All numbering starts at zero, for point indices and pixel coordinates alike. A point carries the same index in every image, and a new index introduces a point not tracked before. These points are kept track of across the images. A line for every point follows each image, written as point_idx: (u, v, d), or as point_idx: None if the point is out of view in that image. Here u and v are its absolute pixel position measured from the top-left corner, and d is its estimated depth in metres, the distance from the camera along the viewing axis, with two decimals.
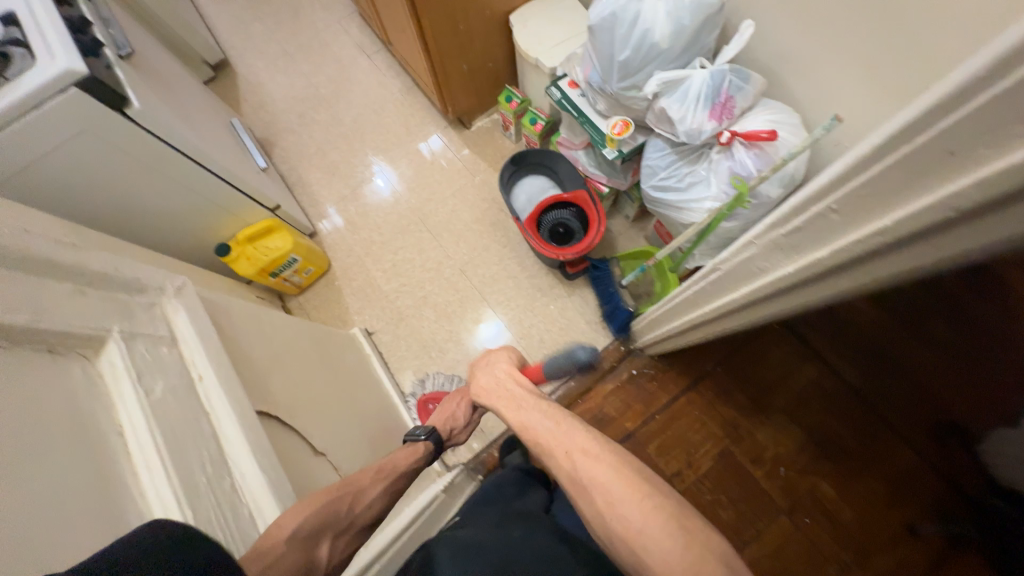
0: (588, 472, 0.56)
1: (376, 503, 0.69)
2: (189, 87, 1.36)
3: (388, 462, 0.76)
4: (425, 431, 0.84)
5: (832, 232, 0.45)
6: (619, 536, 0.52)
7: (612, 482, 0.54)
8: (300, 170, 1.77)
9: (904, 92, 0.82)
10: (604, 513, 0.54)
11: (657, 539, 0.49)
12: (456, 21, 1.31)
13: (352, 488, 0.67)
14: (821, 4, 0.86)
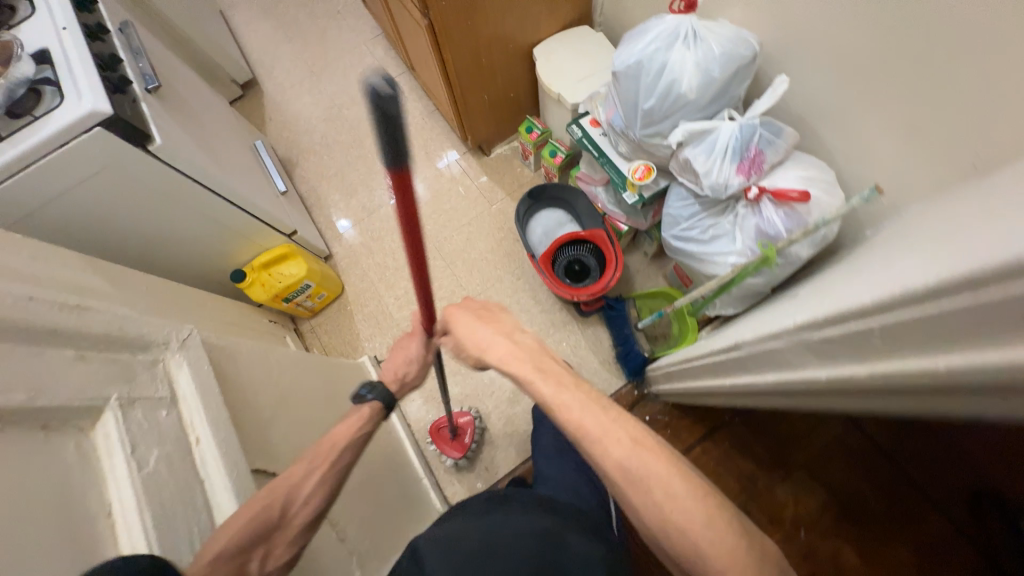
0: (643, 464, 0.58)
1: (314, 499, 0.64)
2: (214, 113, 1.38)
3: (326, 441, 0.68)
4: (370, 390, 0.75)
5: (872, 353, 0.42)
6: (678, 532, 0.55)
7: (671, 481, 0.57)
8: (319, 191, 1.78)
9: (950, 156, 0.76)
10: (665, 508, 0.56)
11: (710, 542, 0.54)
12: (480, 55, 1.30)
13: (283, 489, 0.61)
14: (863, 58, 0.81)
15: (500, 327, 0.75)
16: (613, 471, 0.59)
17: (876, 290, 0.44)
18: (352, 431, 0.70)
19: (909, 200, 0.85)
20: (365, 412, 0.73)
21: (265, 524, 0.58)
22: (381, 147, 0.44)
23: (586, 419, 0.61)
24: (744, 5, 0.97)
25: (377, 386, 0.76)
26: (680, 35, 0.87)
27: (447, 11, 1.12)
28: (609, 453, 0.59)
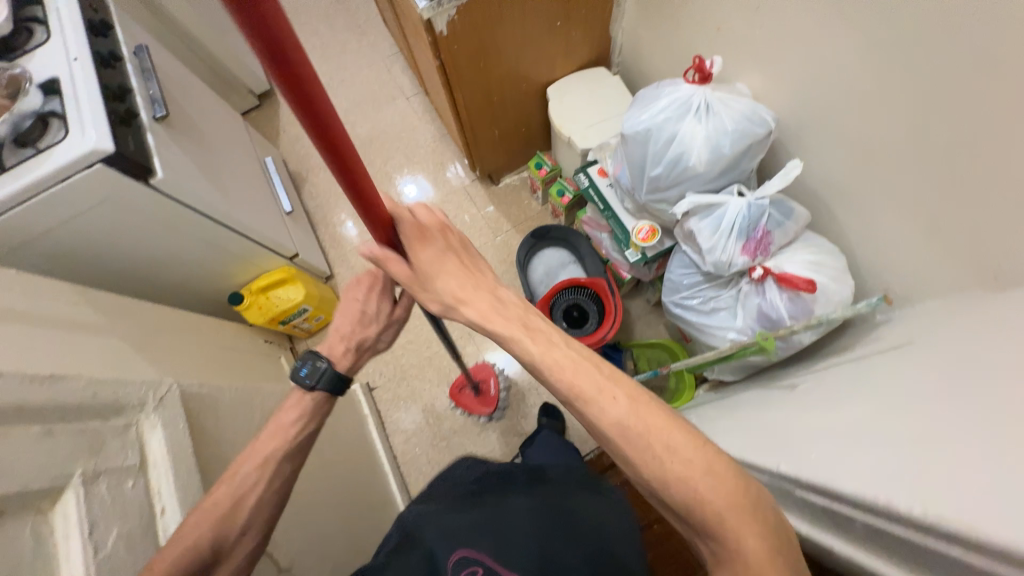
0: (642, 419, 0.54)
1: (252, 524, 0.63)
2: (223, 133, 1.38)
3: (253, 459, 0.65)
4: (313, 377, 0.71)
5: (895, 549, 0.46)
6: (685, 489, 0.51)
7: (670, 432, 0.53)
8: (326, 209, 1.78)
9: (970, 261, 0.70)
10: (666, 462, 0.52)
11: (719, 497, 0.50)
12: (491, 94, 1.27)
13: (215, 517, 0.60)
14: (882, 146, 0.77)
15: (477, 276, 0.63)
16: (605, 428, 0.55)
17: (849, 469, 0.52)
18: (288, 435, 0.68)
19: (924, 297, 0.79)
20: (306, 407, 0.71)
21: (203, 552, 0.58)
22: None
23: (574, 371, 0.57)
24: (763, 72, 0.92)
25: (317, 368, 0.71)
26: (693, 107, 0.85)
27: (458, 53, 1.10)
28: (599, 410, 0.55)
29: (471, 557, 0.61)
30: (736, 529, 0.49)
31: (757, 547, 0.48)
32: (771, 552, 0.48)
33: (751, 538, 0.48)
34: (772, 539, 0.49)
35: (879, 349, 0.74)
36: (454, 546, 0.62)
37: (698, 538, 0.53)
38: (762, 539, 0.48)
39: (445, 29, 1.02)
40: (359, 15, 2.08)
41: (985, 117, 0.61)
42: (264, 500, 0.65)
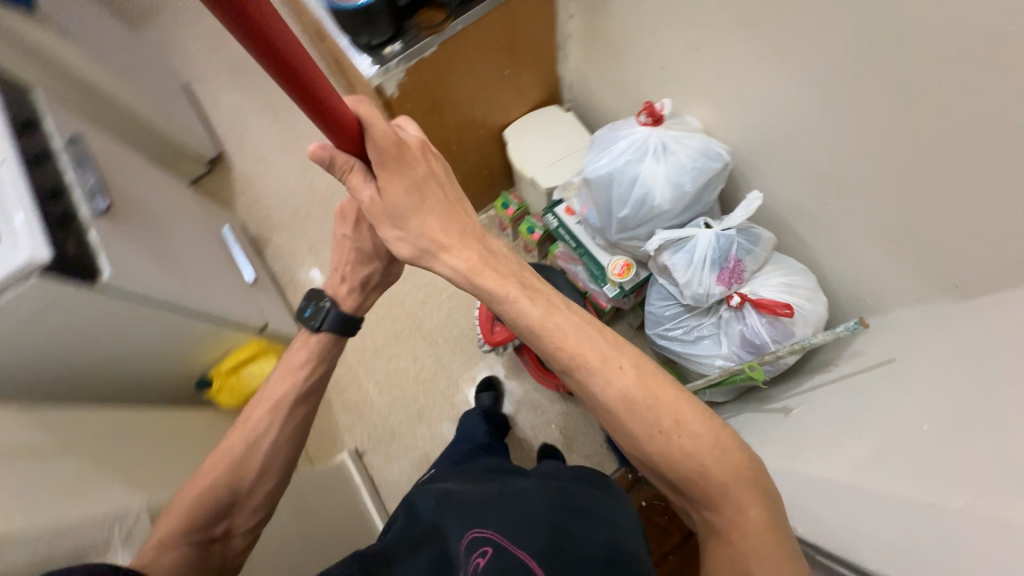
0: (647, 389, 0.61)
1: (268, 463, 0.73)
2: (171, 211, 1.31)
3: (267, 404, 0.76)
4: (319, 320, 0.80)
5: None
6: (689, 455, 0.58)
7: (675, 408, 0.60)
8: (293, 270, 1.71)
9: (931, 275, 0.73)
10: (673, 438, 0.58)
11: (720, 467, 0.57)
12: (449, 142, 1.27)
13: (225, 471, 0.70)
14: (833, 169, 0.80)
15: (459, 224, 0.68)
16: (596, 387, 0.62)
17: (848, 534, 0.53)
18: (299, 380, 0.78)
19: (895, 310, 0.82)
20: (315, 349, 0.80)
21: (217, 501, 0.69)
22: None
23: (573, 337, 0.63)
24: (712, 106, 0.95)
25: (322, 313, 0.80)
26: (650, 148, 0.87)
27: (412, 111, 1.09)
28: (595, 371, 0.61)
29: (484, 537, 0.65)
30: (733, 501, 0.56)
31: (756, 517, 0.56)
32: (766, 518, 0.56)
33: (752, 507, 0.56)
34: (770, 511, 0.56)
35: (864, 367, 0.75)
36: (470, 531, 0.67)
37: (694, 505, 0.60)
38: (758, 506, 0.56)
39: (396, 91, 1.01)
40: None
41: (930, 146, 0.64)
42: (279, 441, 0.75)
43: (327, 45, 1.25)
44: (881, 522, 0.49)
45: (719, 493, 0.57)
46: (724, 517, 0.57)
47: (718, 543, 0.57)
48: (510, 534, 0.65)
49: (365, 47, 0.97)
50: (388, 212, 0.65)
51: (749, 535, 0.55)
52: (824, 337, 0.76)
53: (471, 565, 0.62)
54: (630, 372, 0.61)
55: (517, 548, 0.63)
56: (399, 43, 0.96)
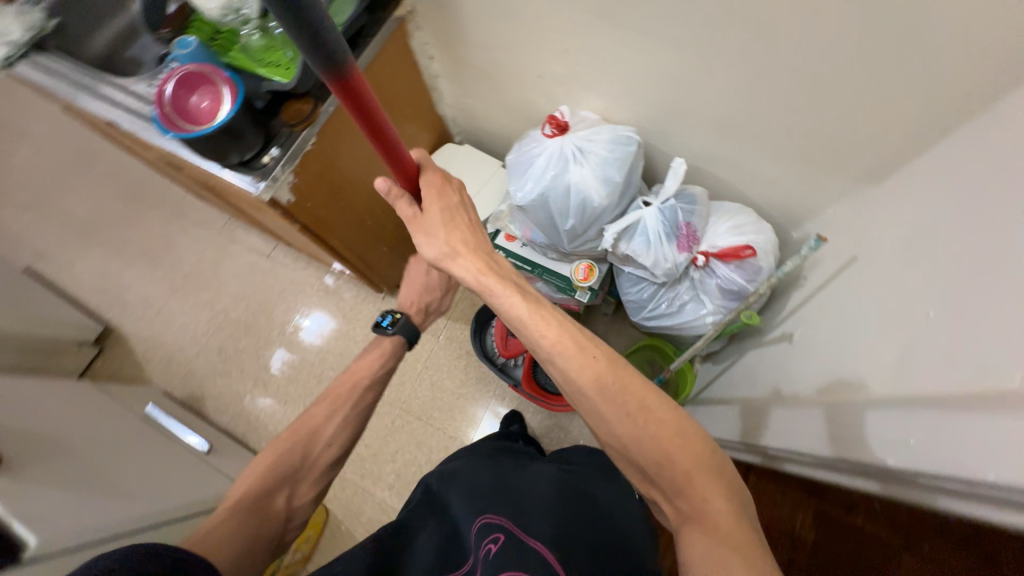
0: (619, 379, 0.63)
1: (335, 439, 0.77)
2: (76, 425, 1.09)
3: (345, 385, 0.80)
4: (394, 325, 0.85)
5: (920, 485, 0.51)
6: (653, 437, 0.59)
7: (641, 396, 0.62)
8: (247, 414, 1.52)
9: (846, 171, 0.81)
10: (640, 421, 0.60)
11: (684, 453, 0.58)
12: (365, 220, 1.19)
13: (302, 435, 0.75)
14: (731, 115, 0.85)
15: (481, 241, 0.74)
16: (567, 377, 0.64)
17: (867, 425, 0.58)
18: (373, 369, 0.83)
19: (828, 210, 0.89)
20: (386, 349, 0.85)
21: (285, 466, 0.72)
22: (311, 58, 0.47)
23: (547, 337, 0.65)
24: (601, 95, 0.98)
25: (399, 321, 0.86)
26: (569, 156, 0.88)
27: (316, 206, 1.00)
28: (566, 360, 0.64)
29: (499, 524, 0.73)
30: (698, 486, 0.56)
31: (721, 503, 0.55)
32: (733, 509, 0.55)
33: (714, 496, 0.55)
34: (737, 504, 0.55)
35: (833, 274, 0.81)
36: (482, 517, 0.76)
37: (661, 494, 0.59)
38: (720, 494, 0.55)
39: (292, 195, 0.92)
40: (161, 200, 1.81)
41: (810, 68, 0.71)
42: (347, 421, 0.79)
43: (188, 172, 1.10)
44: (901, 410, 0.55)
45: (679, 480, 0.57)
46: (689, 502, 0.56)
47: (691, 529, 0.54)
48: (521, 524, 0.73)
49: (238, 164, 0.86)
50: (417, 227, 0.71)
51: (713, 518, 0.54)
52: (794, 263, 0.79)
53: (484, 549, 0.71)
54: (599, 367, 0.63)
55: (529, 537, 0.71)
56: (276, 146, 0.87)
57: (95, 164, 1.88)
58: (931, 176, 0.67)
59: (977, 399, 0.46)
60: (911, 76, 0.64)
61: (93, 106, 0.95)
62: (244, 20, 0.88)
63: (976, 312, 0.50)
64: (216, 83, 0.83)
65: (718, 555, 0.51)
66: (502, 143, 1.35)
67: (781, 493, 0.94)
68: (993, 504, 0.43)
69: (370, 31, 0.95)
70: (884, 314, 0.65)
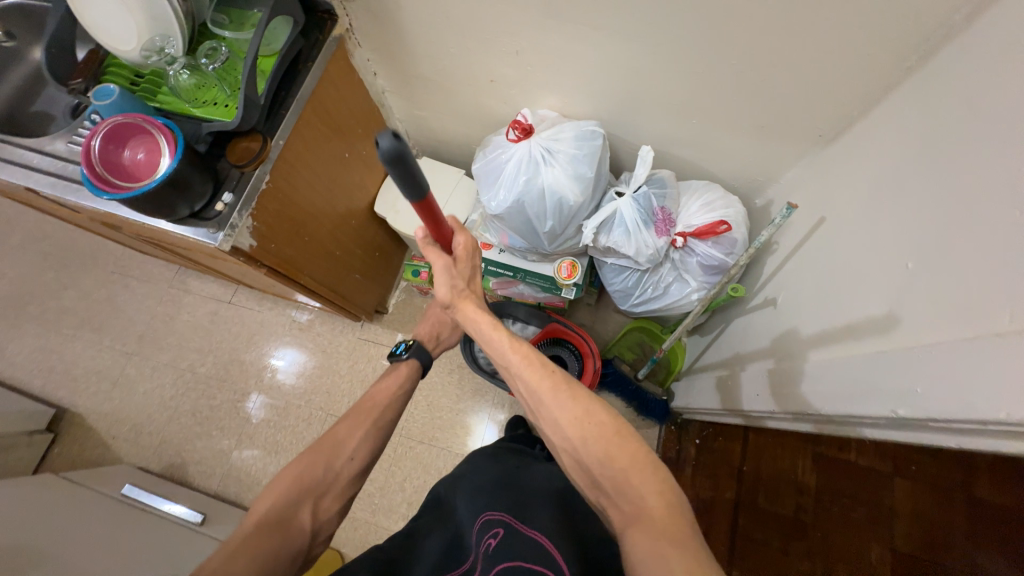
0: (569, 388, 0.60)
1: (359, 452, 0.71)
2: (44, 532, 0.98)
3: (368, 401, 0.77)
4: (410, 351, 0.87)
5: (919, 427, 0.54)
6: (596, 437, 0.56)
7: (583, 400, 0.59)
8: (236, 472, 1.42)
9: (799, 135, 0.86)
10: (584, 423, 0.57)
11: (623, 453, 0.54)
12: (332, 250, 1.13)
13: (326, 446, 0.69)
14: (687, 97, 0.87)
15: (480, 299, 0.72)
16: (527, 394, 0.62)
17: (863, 376, 0.61)
18: (392, 389, 0.80)
19: (789, 174, 0.94)
20: (404, 372, 0.84)
21: (309, 480, 0.65)
22: (400, 185, 0.53)
23: (500, 352, 0.64)
24: (557, 91, 0.98)
25: (412, 346, 0.88)
26: (537, 159, 0.88)
27: (279, 246, 0.94)
28: (520, 374, 0.62)
29: (499, 520, 0.70)
30: (633, 482, 0.53)
31: (654, 497, 0.51)
32: (669, 504, 0.51)
33: (649, 492, 0.52)
34: (676, 501, 0.51)
35: (806, 235, 0.85)
36: (485, 514, 0.73)
37: (604, 496, 0.55)
38: (653, 491, 0.52)
39: (253, 239, 0.86)
40: (96, 262, 1.65)
41: (758, 44, 0.73)
42: (369, 435, 0.74)
43: (128, 229, 1.01)
44: (889, 359, 0.58)
45: (615, 479, 0.54)
46: (628, 501, 0.52)
47: (631, 529, 0.50)
48: (522, 518, 0.70)
49: (189, 216, 0.80)
50: (444, 273, 0.67)
51: (648, 513, 0.50)
52: (768, 231, 0.81)
53: (485, 545, 0.68)
54: (553, 380, 0.60)
55: (527, 528, 0.67)
56: (227, 192, 0.81)
57: (8, 234, 1.69)
58: (886, 131, 0.71)
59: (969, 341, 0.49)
60: (854, 40, 0.67)
61: (4, 172, 0.85)
62: (169, 60, 0.79)
63: (956, 259, 0.54)
64: (150, 132, 0.75)
65: (658, 554, 0.46)
66: (459, 151, 1.32)
67: (780, 444, 0.92)
68: (997, 437, 0.46)
69: (308, 55, 0.90)
70: (862, 269, 0.69)
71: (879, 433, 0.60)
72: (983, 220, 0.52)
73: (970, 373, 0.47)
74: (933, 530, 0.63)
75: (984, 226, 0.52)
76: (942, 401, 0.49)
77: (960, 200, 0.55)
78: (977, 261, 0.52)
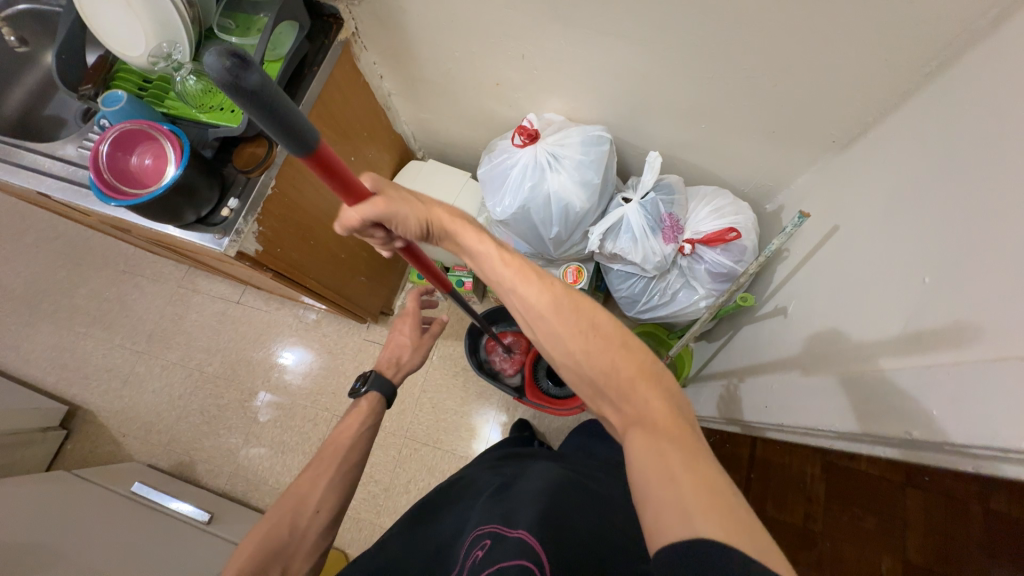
0: (570, 298, 0.53)
1: (324, 504, 0.71)
2: (55, 529, 1.00)
3: (329, 447, 0.77)
4: (364, 382, 0.85)
5: (933, 452, 0.52)
6: (600, 348, 0.49)
7: (586, 313, 0.52)
8: (244, 471, 1.44)
9: (812, 141, 0.84)
10: (586, 333, 0.50)
11: (626, 361, 0.48)
12: (337, 254, 1.13)
13: (289, 504, 0.70)
14: (696, 103, 0.86)
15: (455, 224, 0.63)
16: (527, 315, 0.55)
17: (876, 393, 0.59)
18: (356, 432, 0.80)
19: (801, 179, 0.92)
20: (362, 409, 0.82)
21: (277, 541, 0.66)
22: (277, 138, 0.39)
23: (495, 274, 0.57)
24: (563, 95, 0.97)
25: (369, 377, 0.86)
26: (543, 163, 0.87)
27: (285, 251, 0.94)
28: (520, 293, 0.54)
29: (486, 531, 0.63)
30: (638, 389, 0.46)
31: (659, 404, 0.45)
32: (676, 411, 0.45)
33: (655, 399, 0.45)
34: (679, 409, 0.45)
35: (818, 244, 0.84)
36: (475, 527, 0.66)
37: (606, 405, 0.49)
38: (659, 398, 0.45)
39: (259, 244, 0.86)
40: (108, 261, 1.68)
41: (772, 49, 0.71)
42: (335, 483, 0.74)
43: (136, 232, 1.02)
44: (909, 378, 0.56)
45: (620, 391, 0.47)
46: (631, 407, 0.46)
47: (633, 432, 0.44)
48: (508, 521, 0.63)
49: (195, 222, 0.80)
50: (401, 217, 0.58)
51: (655, 420, 0.44)
52: (779, 240, 0.78)
53: (472, 557, 0.61)
54: (554, 293, 0.53)
55: (513, 530, 0.60)
56: (232, 198, 0.81)
57: (22, 233, 1.72)
58: (902, 138, 0.70)
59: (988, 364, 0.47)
60: (868, 46, 0.65)
61: (15, 177, 0.86)
62: (176, 65, 0.79)
63: (975, 275, 0.52)
64: (156, 138, 0.76)
65: (661, 458, 0.40)
66: (465, 153, 1.32)
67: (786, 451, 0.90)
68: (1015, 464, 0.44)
69: (314, 59, 0.89)
70: (876, 282, 0.67)
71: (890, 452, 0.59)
72: (1005, 235, 0.50)
73: (991, 397, 0.46)
74: (945, 543, 0.63)
75: (1006, 242, 0.50)
76: (961, 424, 0.48)
77: (980, 213, 0.54)
78: (996, 278, 0.50)
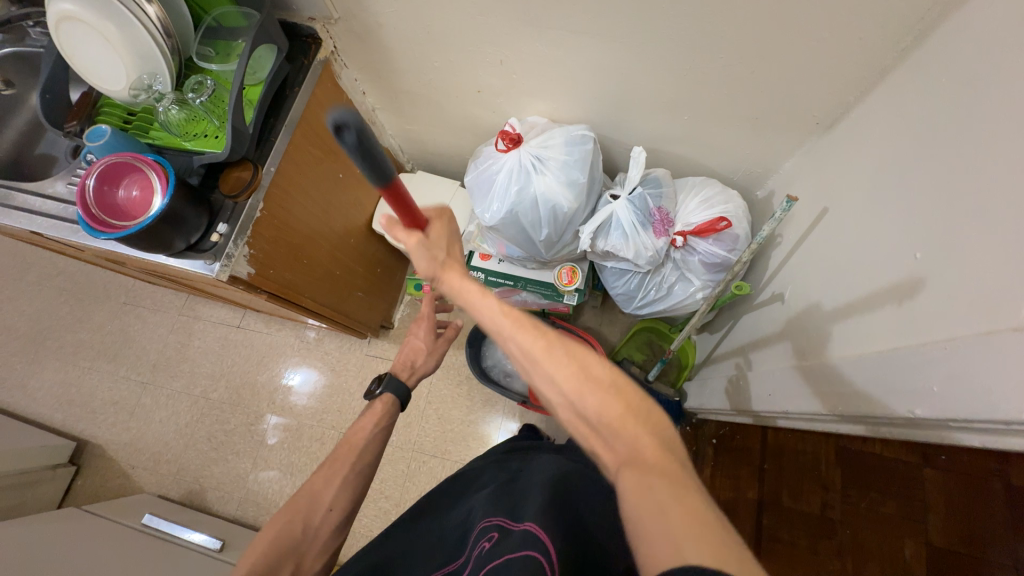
0: (560, 345, 0.49)
1: (337, 503, 0.71)
2: (68, 565, 1.00)
3: (343, 446, 0.76)
4: (381, 387, 0.85)
5: (938, 429, 0.52)
6: (592, 389, 0.46)
7: (576, 352, 0.49)
8: (253, 495, 1.43)
9: (797, 124, 0.83)
10: (576, 377, 0.47)
11: (615, 404, 0.45)
12: (331, 271, 1.14)
13: (302, 501, 0.69)
14: (675, 96, 0.86)
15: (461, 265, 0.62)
16: (518, 358, 0.52)
17: (877, 374, 0.59)
18: (370, 431, 0.78)
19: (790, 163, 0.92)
20: (378, 410, 0.81)
21: (292, 539, 0.65)
22: (365, 171, 0.48)
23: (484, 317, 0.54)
24: (544, 97, 0.97)
25: (385, 380, 0.85)
26: (528, 166, 0.87)
27: (277, 272, 0.94)
28: (510, 337, 0.52)
29: (493, 523, 0.63)
30: (629, 427, 0.44)
31: (649, 439, 0.43)
32: (664, 446, 0.43)
33: (643, 434, 0.43)
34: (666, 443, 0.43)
35: (810, 227, 0.83)
36: (482, 519, 0.66)
37: (596, 443, 0.46)
38: (650, 437, 0.43)
39: (251, 267, 0.86)
40: (108, 294, 1.69)
41: (746, 38, 0.71)
42: (349, 481, 0.74)
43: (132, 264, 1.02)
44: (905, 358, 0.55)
45: (610, 429, 0.44)
46: (622, 444, 0.43)
47: (623, 471, 0.41)
48: (516, 515, 0.62)
49: (186, 249, 0.80)
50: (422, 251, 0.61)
51: (645, 455, 0.42)
52: (769, 227, 0.77)
53: (479, 548, 0.61)
54: (545, 339, 0.50)
55: (520, 524, 0.60)
56: (221, 223, 0.81)
57: (25, 272, 1.74)
58: (884, 115, 0.69)
59: (983, 337, 0.46)
60: (841, 27, 0.65)
61: (7, 219, 0.87)
62: (157, 96, 0.80)
63: (964, 247, 0.52)
64: (141, 169, 0.76)
65: (649, 493, 0.38)
66: (454, 163, 1.32)
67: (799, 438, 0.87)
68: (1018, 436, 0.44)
69: (295, 79, 0.91)
70: (870, 262, 0.66)
71: (898, 431, 0.58)
72: (992, 204, 0.50)
73: (989, 370, 0.45)
74: (965, 520, 0.61)
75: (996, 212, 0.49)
76: (962, 401, 0.47)
77: (966, 185, 0.53)
78: (985, 248, 0.49)
